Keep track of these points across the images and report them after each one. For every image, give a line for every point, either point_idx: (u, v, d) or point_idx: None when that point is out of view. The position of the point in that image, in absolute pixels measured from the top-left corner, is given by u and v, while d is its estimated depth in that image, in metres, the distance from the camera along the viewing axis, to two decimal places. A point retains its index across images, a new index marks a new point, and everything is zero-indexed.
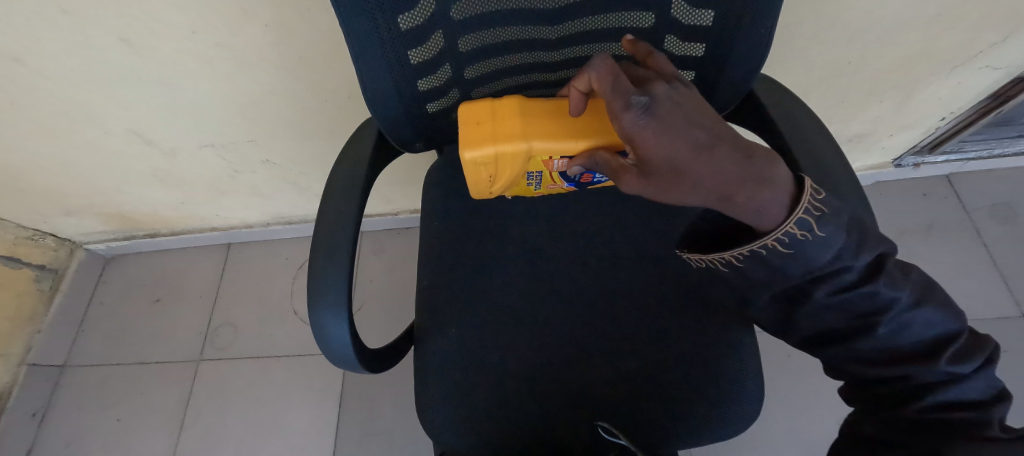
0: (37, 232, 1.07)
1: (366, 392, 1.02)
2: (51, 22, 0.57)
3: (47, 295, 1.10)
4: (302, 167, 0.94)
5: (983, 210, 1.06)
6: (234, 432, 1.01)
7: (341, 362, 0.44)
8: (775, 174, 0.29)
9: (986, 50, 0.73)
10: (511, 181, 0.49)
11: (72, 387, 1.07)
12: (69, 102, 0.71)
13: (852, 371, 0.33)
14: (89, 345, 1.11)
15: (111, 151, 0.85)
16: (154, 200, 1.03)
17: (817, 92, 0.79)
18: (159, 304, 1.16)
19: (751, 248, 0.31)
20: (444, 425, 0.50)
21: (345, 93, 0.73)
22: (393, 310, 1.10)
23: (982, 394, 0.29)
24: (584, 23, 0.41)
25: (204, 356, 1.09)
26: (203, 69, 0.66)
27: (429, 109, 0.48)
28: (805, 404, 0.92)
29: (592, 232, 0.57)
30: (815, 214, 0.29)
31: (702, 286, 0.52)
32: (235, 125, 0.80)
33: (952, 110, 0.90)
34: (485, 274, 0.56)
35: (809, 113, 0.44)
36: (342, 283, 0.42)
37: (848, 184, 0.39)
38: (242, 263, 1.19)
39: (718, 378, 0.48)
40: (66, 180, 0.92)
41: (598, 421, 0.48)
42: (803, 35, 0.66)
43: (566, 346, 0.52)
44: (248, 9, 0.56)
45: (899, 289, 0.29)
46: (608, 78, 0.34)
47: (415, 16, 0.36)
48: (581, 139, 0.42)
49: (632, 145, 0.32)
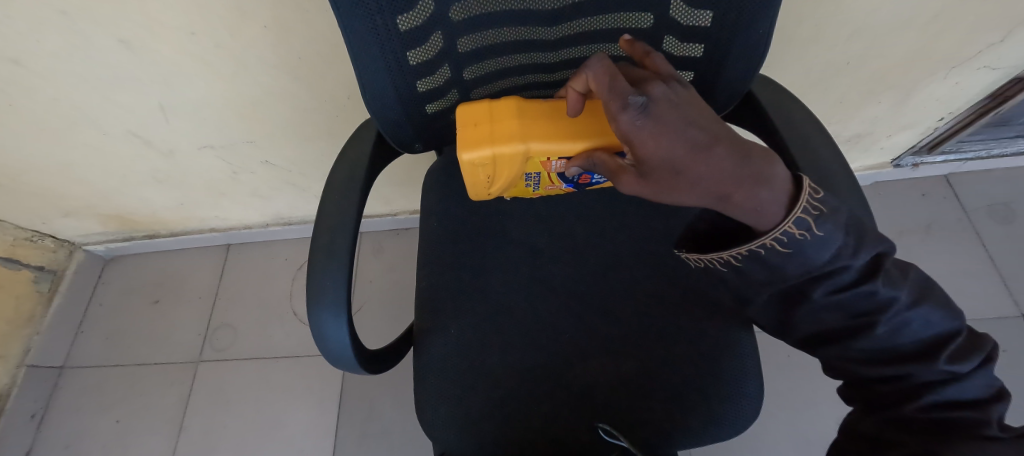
0: (35, 233, 1.07)
1: (366, 392, 1.02)
2: (50, 23, 0.57)
3: (46, 296, 1.10)
4: (302, 168, 0.94)
5: (982, 210, 1.06)
6: (234, 433, 1.00)
7: (340, 363, 0.44)
8: (773, 174, 0.29)
9: (984, 50, 0.73)
10: (510, 182, 0.49)
11: (71, 389, 1.06)
12: (67, 103, 0.71)
13: (852, 371, 0.33)
14: (89, 347, 1.11)
15: (110, 153, 0.85)
16: (153, 201, 1.03)
17: (816, 92, 0.80)
18: (159, 305, 1.15)
19: (749, 248, 0.31)
20: (444, 426, 0.50)
21: (345, 94, 0.73)
22: (393, 311, 1.09)
23: (981, 393, 0.29)
24: (582, 23, 0.41)
25: (203, 357, 1.08)
26: (202, 70, 0.66)
27: (428, 110, 0.48)
28: (805, 404, 0.93)
29: (592, 233, 0.57)
30: (814, 213, 0.29)
31: (702, 286, 0.52)
32: (234, 126, 0.80)
33: (951, 110, 0.90)
34: (484, 275, 0.56)
35: (807, 113, 0.44)
36: (341, 284, 0.41)
37: (846, 184, 0.39)
38: (241, 264, 1.19)
39: (717, 378, 0.48)
40: (65, 181, 0.92)
41: (597, 422, 0.48)
42: (801, 35, 0.66)
43: (565, 346, 0.52)
44: (247, 10, 0.56)
45: (897, 289, 0.29)
46: (605, 78, 0.34)
47: (414, 17, 0.36)
48: (579, 140, 0.42)
49: (629, 146, 0.32)
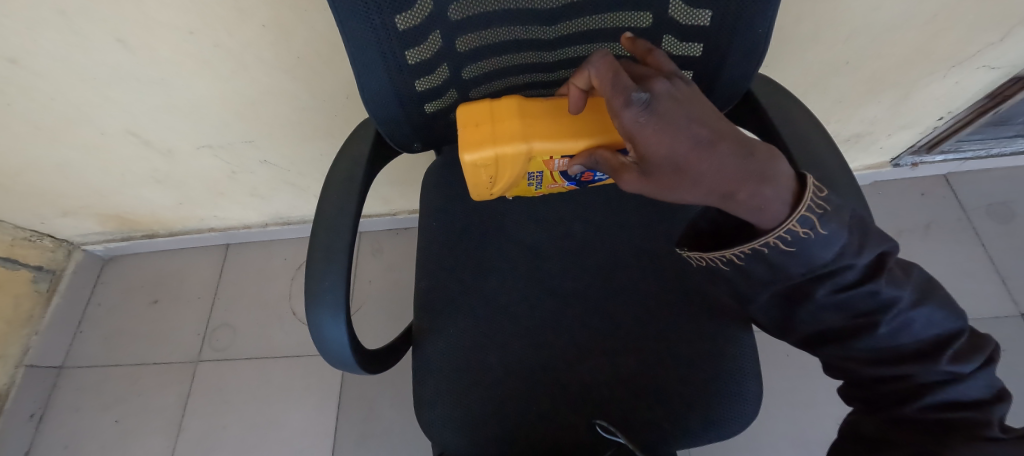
0: (34, 233, 1.07)
1: (365, 393, 1.01)
2: (48, 22, 0.56)
3: (44, 296, 1.09)
4: (302, 168, 0.94)
5: (981, 209, 1.06)
6: (234, 432, 1.00)
7: (340, 363, 0.44)
8: (776, 171, 0.29)
9: (982, 50, 0.73)
10: (512, 182, 0.49)
11: (70, 389, 1.06)
12: (65, 102, 0.71)
13: (852, 370, 0.33)
14: (87, 347, 1.11)
15: (109, 152, 0.84)
16: (152, 201, 1.02)
17: (815, 92, 0.80)
18: (158, 305, 1.15)
19: (753, 246, 0.31)
20: (443, 426, 0.50)
21: (344, 93, 0.72)
22: (393, 311, 1.09)
23: (981, 393, 0.29)
24: (581, 23, 0.41)
25: (203, 357, 1.08)
26: (201, 69, 0.66)
27: (427, 109, 0.48)
28: (805, 402, 0.93)
29: (591, 232, 0.57)
30: (817, 212, 0.29)
31: (702, 286, 0.52)
32: (233, 125, 0.80)
33: (950, 110, 0.90)
34: (484, 274, 0.56)
35: (806, 112, 0.44)
36: (340, 284, 0.42)
37: (846, 183, 0.39)
38: (240, 264, 1.19)
39: (716, 377, 0.48)
40: (63, 181, 0.92)
41: (597, 420, 0.48)
42: (801, 35, 0.66)
43: (565, 346, 0.52)
44: (246, 10, 0.56)
45: (900, 289, 0.29)
46: (607, 75, 0.34)
47: (412, 16, 0.36)
48: (581, 138, 0.42)
49: (632, 143, 0.32)
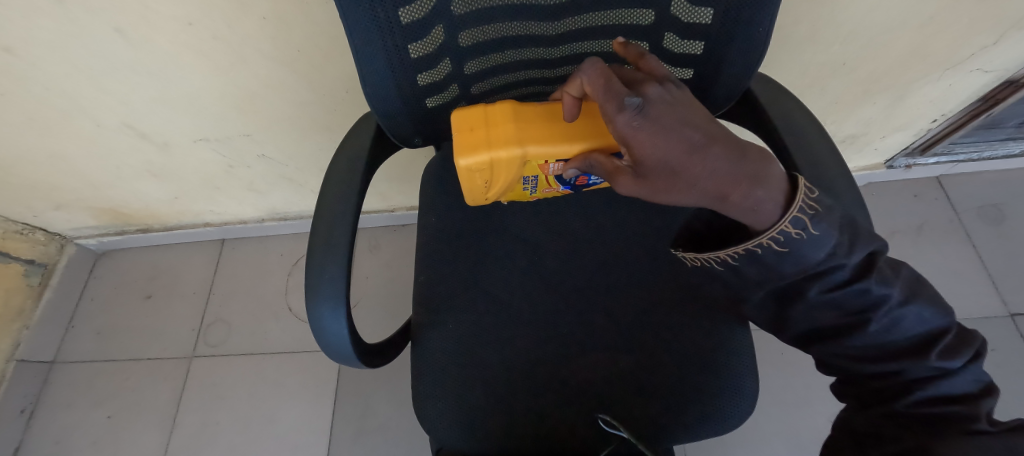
0: (25, 226, 1.06)
1: (362, 387, 1.01)
2: (45, 12, 0.56)
3: (35, 290, 1.08)
4: (299, 163, 0.93)
5: (973, 211, 1.08)
6: (228, 429, 1.00)
7: (337, 357, 0.43)
8: (769, 173, 0.29)
9: (976, 53, 0.74)
10: (507, 186, 0.48)
11: (61, 384, 1.05)
12: (59, 93, 0.70)
13: (844, 367, 0.34)
14: (79, 343, 1.10)
15: (102, 144, 0.83)
16: (146, 194, 1.01)
17: (812, 92, 0.80)
18: (151, 300, 1.14)
19: (745, 247, 0.31)
20: (440, 420, 0.50)
21: (343, 88, 0.72)
22: (391, 306, 1.09)
23: (969, 388, 0.30)
24: (583, 19, 0.41)
25: (196, 353, 1.08)
26: (200, 62, 0.65)
27: (428, 104, 0.48)
28: (798, 399, 0.94)
29: (591, 229, 0.57)
30: (810, 213, 0.29)
31: (700, 283, 0.53)
32: (230, 118, 0.79)
33: (942, 112, 0.91)
34: (483, 270, 0.56)
35: (804, 112, 0.45)
36: (340, 277, 0.41)
37: (842, 182, 0.39)
38: (237, 259, 1.18)
39: (712, 374, 0.48)
40: (55, 173, 0.91)
41: (597, 415, 0.48)
42: (798, 36, 0.66)
43: (564, 343, 0.52)
44: (245, 2, 0.55)
45: (889, 287, 0.29)
46: (599, 80, 0.34)
47: (415, 10, 0.36)
48: (576, 142, 0.43)
49: (627, 147, 0.31)
